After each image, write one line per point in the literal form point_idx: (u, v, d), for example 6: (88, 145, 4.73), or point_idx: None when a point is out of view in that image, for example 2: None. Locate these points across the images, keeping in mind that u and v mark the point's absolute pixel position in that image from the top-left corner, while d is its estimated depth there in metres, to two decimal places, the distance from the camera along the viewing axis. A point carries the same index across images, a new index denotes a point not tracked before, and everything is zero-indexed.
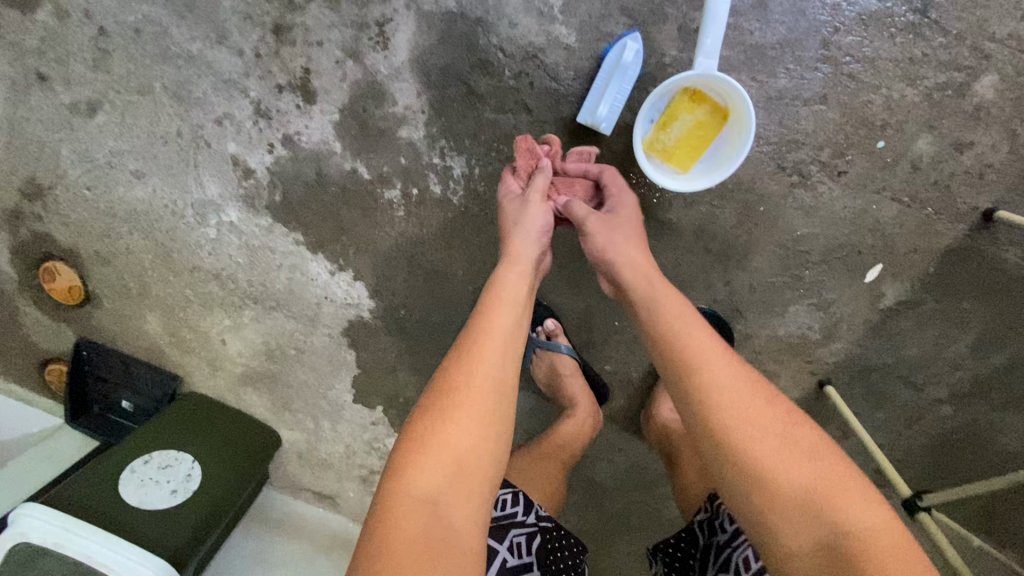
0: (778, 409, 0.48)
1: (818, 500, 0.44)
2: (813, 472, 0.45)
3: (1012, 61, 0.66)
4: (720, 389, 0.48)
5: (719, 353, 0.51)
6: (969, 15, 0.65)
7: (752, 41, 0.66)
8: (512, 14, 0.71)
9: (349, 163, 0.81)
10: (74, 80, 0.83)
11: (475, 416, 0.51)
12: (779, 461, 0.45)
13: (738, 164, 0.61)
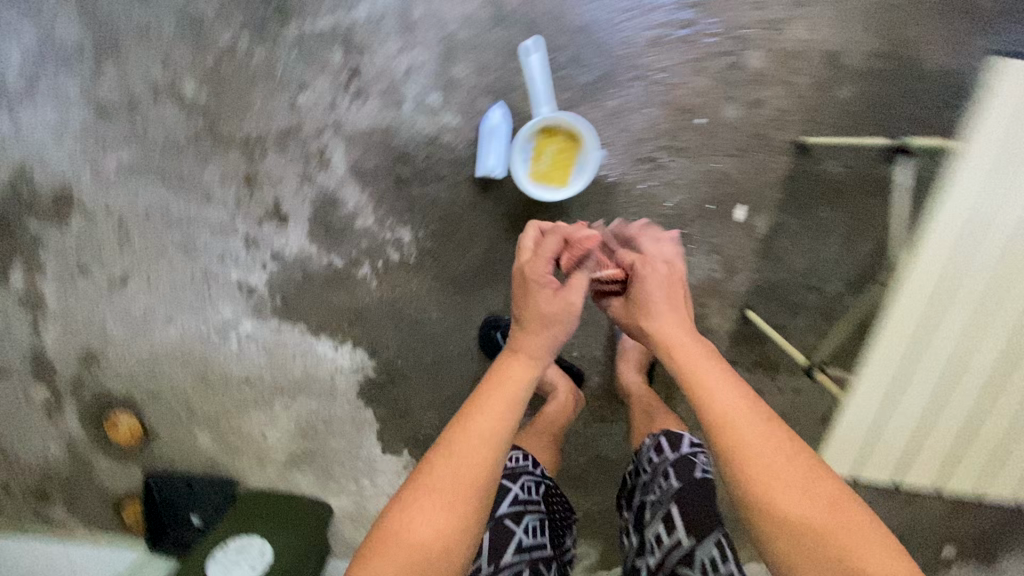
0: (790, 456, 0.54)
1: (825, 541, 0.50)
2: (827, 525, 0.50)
3: (770, 34, 0.88)
4: (746, 450, 0.54)
5: (757, 427, 0.55)
6: (727, 15, 0.88)
7: (582, 84, 0.90)
8: (410, 117, 0.93)
9: (325, 259, 1.03)
10: (103, 264, 1.06)
11: (448, 503, 0.56)
12: (791, 504, 0.51)
13: (594, 163, 0.85)
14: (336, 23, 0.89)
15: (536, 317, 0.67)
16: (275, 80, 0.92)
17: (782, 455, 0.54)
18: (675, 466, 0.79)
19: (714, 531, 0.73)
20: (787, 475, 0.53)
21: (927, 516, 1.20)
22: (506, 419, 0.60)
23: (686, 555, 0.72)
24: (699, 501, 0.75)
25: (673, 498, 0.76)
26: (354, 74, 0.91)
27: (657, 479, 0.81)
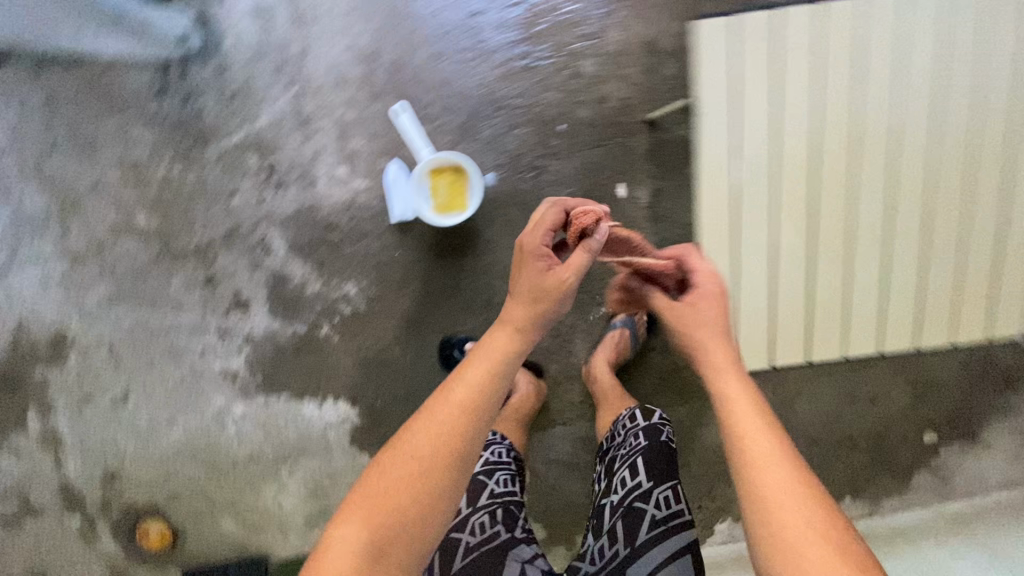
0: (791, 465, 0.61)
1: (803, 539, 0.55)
2: (810, 529, 0.56)
3: (594, 41, 1.05)
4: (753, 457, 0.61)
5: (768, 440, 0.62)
6: (555, 37, 1.05)
7: (457, 125, 1.08)
8: (326, 192, 1.10)
9: (290, 330, 1.18)
10: (106, 387, 1.21)
11: (424, 474, 0.61)
12: (782, 506, 0.57)
13: (479, 183, 1.01)
14: (245, 134, 1.07)
15: (532, 296, 0.72)
16: (210, 193, 1.10)
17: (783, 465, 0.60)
18: (643, 430, 1.00)
19: (669, 478, 0.94)
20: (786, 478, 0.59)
21: (895, 414, 1.28)
22: (485, 401, 0.65)
23: (644, 492, 0.93)
24: (657, 455, 0.96)
25: (639, 453, 0.97)
26: (271, 171, 1.09)
27: (628, 438, 1.01)
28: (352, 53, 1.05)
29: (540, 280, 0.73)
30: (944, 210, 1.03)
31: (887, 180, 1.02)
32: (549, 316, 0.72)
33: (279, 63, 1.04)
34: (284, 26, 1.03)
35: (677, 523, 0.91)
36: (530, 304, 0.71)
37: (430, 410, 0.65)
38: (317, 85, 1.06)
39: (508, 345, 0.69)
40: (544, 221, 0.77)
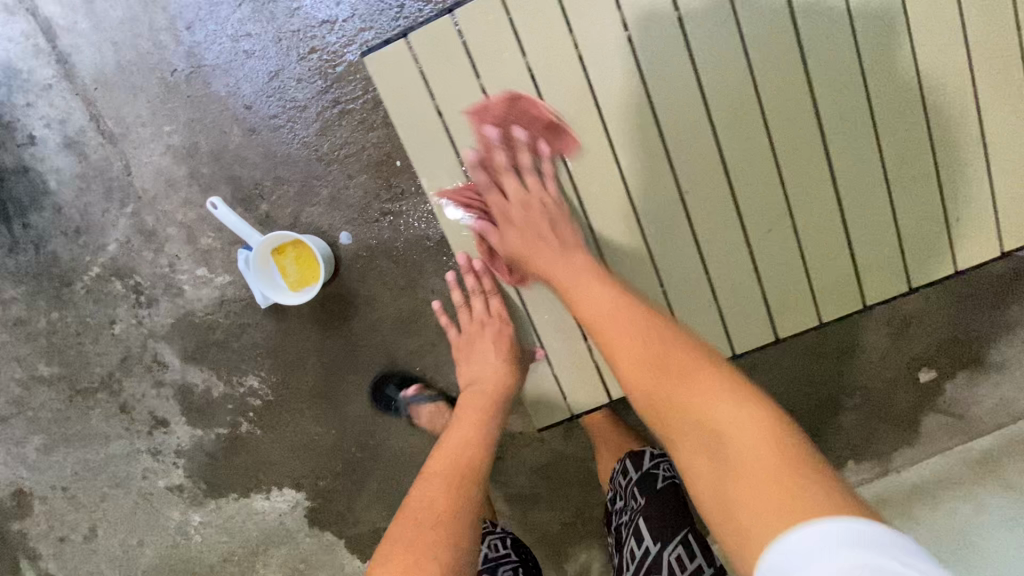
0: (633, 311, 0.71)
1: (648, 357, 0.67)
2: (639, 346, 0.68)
3: None
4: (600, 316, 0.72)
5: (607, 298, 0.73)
6: (358, 75, 0.97)
7: (294, 194, 1.02)
8: (195, 296, 1.08)
9: (213, 433, 1.17)
10: (74, 527, 1.24)
11: (436, 502, 0.70)
12: (624, 340, 0.69)
13: (317, 249, 0.95)
14: (101, 264, 1.06)
15: (501, 355, 0.87)
16: (92, 327, 1.10)
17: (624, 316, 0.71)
18: (637, 482, 0.94)
19: (674, 532, 0.86)
20: (651, 352, 0.67)
21: (874, 361, 1.11)
22: (476, 449, 0.79)
23: (654, 558, 0.86)
24: (660, 510, 0.89)
25: (641, 510, 0.90)
26: (138, 291, 1.08)
27: (627, 497, 0.95)
28: (169, 154, 1.02)
29: (499, 349, 0.87)
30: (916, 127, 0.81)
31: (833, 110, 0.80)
32: (506, 387, 0.86)
33: (105, 186, 1.03)
34: (97, 149, 1.01)
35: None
36: (495, 375, 0.87)
37: (438, 470, 0.75)
38: (149, 196, 1.03)
39: (485, 411, 0.85)
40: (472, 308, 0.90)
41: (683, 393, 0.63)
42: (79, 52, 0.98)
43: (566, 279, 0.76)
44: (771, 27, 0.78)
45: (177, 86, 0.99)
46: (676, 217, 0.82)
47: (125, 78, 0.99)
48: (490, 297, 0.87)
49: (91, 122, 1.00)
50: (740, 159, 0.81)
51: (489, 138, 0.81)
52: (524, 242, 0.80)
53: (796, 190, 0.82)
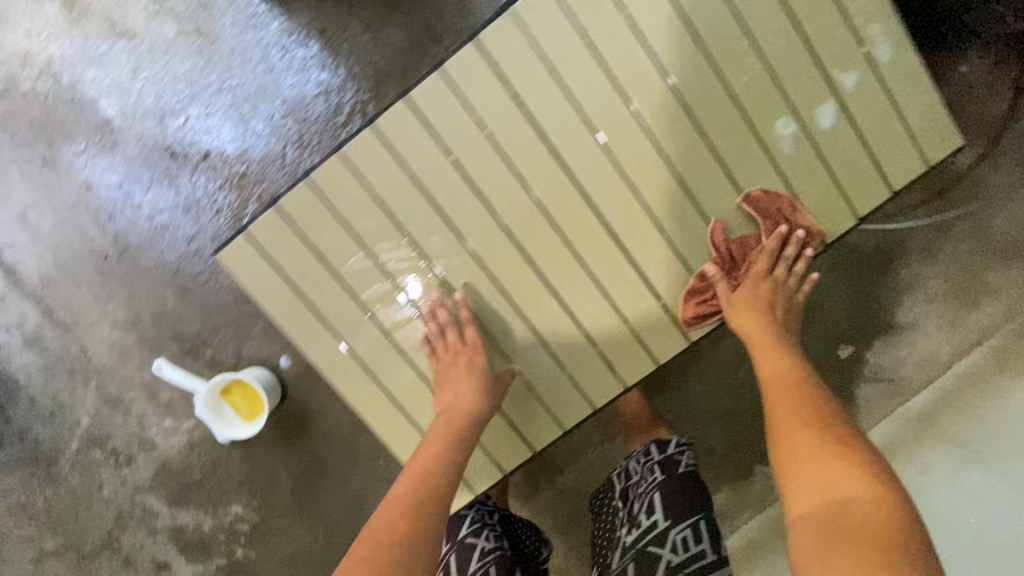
0: (806, 384, 0.74)
1: (800, 409, 0.70)
2: (795, 399, 0.72)
3: None
4: (769, 370, 0.76)
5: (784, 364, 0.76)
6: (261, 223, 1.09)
7: (233, 334, 1.13)
8: (168, 445, 1.18)
9: (213, 565, 1.24)
10: None
11: (396, 526, 0.66)
12: (776, 390, 0.74)
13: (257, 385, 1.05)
14: (79, 437, 1.17)
15: (474, 385, 0.80)
16: (84, 495, 1.20)
17: (797, 381, 0.74)
18: (659, 464, 0.95)
19: (688, 515, 0.87)
20: (802, 404, 0.71)
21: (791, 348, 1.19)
22: (441, 470, 0.74)
23: (660, 534, 0.87)
24: (679, 492, 0.90)
25: (657, 487, 0.91)
26: (116, 453, 1.18)
27: (645, 472, 0.96)
28: (117, 328, 1.14)
29: (471, 379, 0.80)
30: (733, 148, 0.81)
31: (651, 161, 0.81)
32: (480, 409, 0.79)
33: (68, 369, 1.14)
34: (55, 339, 1.13)
35: (697, 565, 0.83)
36: (468, 399, 0.79)
37: (400, 493, 0.71)
38: (107, 368, 1.15)
39: (453, 429, 0.78)
40: (447, 341, 0.82)
41: (821, 448, 0.65)
42: (23, 263, 1.12)
43: (759, 341, 0.78)
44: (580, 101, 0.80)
45: (112, 269, 1.12)
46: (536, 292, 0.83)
47: (66, 273, 1.12)
48: (465, 328, 0.82)
49: (44, 318, 1.13)
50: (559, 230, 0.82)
51: (794, 241, 0.82)
52: (754, 301, 0.81)
53: (637, 238, 0.83)
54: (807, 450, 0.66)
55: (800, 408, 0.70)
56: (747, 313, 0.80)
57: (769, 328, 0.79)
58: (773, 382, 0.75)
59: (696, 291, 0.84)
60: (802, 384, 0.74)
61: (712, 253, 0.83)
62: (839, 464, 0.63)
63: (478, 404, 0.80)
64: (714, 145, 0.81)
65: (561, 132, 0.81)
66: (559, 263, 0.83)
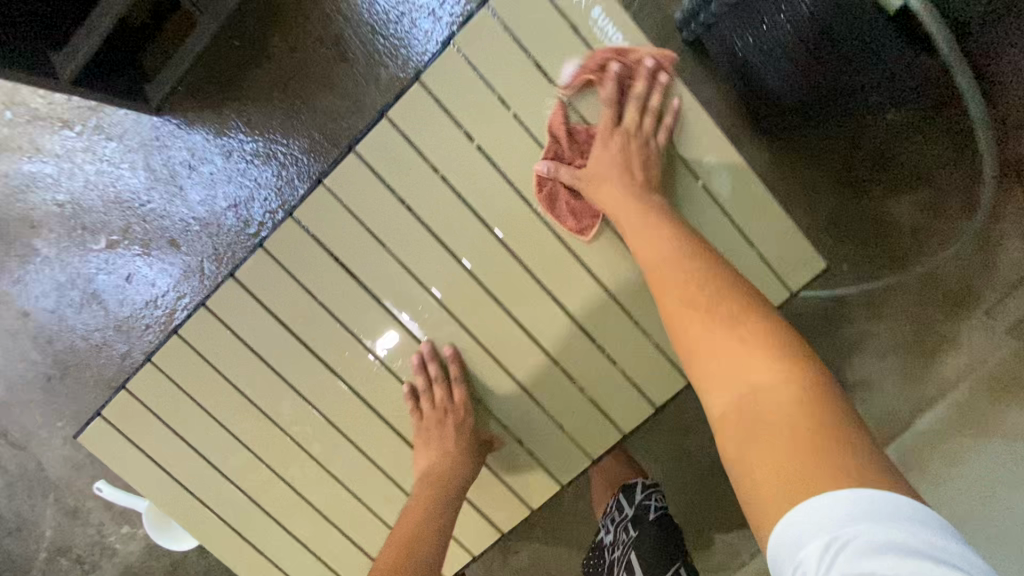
0: (682, 249, 0.61)
1: (688, 289, 0.59)
2: (677, 281, 0.60)
3: None
4: (643, 249, 0.62)
5: (653, 234, 0.62)
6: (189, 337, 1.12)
7: None
8: (128, 548, 1.21)
9: None
10: None
11: None
12: (659, 277, 0.61)
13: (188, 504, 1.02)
14: (46, 548, 1.22)
15: (465, 448, 0.67)
16: None
17: (671, 251, 0.61)
18: (630, 519, 0.89)
19: (671, 564, 0.82)
20: (686, 282, 0.59)
21: None
22: (433, 542, 0.64)
23: None
24: (655, 549, 0.83)
25: (633, 546, 0.85)
26: (81, 561, 1.22)
27: (618, 532, 0.89)
28: (69, 444, 1.17)
29: (462, 445, 0.67)
30: (598, 250, 0.66)
31: (496, 276, 0.66)
32: (468, 476, 0.68)
33: (28, 486, 1.19)
34: (13, 458, 1.18)
35: None
36: (458, 466, 0.67)
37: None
38: (63, 482, 1.18)
39: (441, 497, 0.67)
40: (434, 397, 0.67)
41: (722, 337, 0.56)
42: None
43: (635, 226, 0.62)
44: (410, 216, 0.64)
45: (56, 387, 1.15)
46: (380, 444, 0.69)
47: (15, 396, 1.16)
48: (455, 387, 0.67)
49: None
50: (438, 358, 0.68)
51: (636, 81, 0.64)
52: (610, 168, 0.63)
53: (494, 368, 0.69)
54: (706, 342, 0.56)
55: (687, 287, 0.59)
56: (606, 190, 0.63)
57: (632, 192, 0.63)
58: (651, 262, 0.62)
59: (549, 197, 0.65)
60: (681, 253, 0.61)
61: (548, 140, 0.64)
62: (743, 349, 0.54)
63: (468, 469, 0.68)
64: (570, 265, 0.66)
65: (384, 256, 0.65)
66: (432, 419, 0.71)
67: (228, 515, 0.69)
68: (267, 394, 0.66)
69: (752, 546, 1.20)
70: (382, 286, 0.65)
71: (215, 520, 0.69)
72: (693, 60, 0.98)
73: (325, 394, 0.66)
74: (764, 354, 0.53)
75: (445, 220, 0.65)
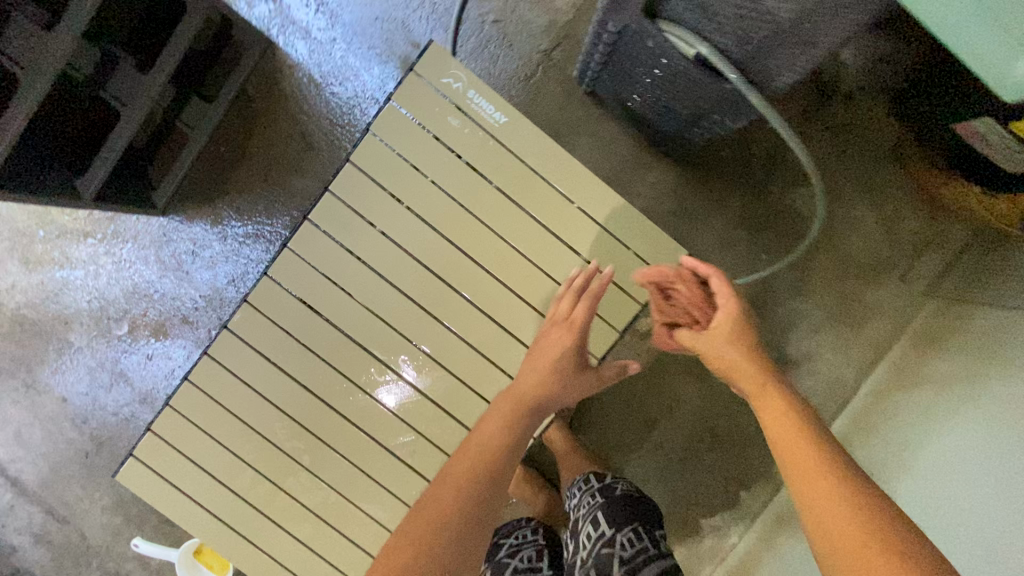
0: (819, 446, 0.65)
1: (822, 487, 0.61)
2: (811, 476, 0.62)
3: None
4: (775, 435, 0.68)
5: (793, 430, 0.67)
6: None
7: None
8: None
9: None
10: None
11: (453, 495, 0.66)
12: (790, 466, 0.65)
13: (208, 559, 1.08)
14: None
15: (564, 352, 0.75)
16: None
17: (811, 449, 0.64)
18: (599, 488, 0.98)
19: (631, 518, 0.93)
20: (814, 469, 0.62)
21: (694, 404, 1.26)
22: (503, 439, 0.71)
23: (608, 540, 0.91)
24: (620, 508, 0.94)
25: (599, 507, 0.95)
26: None
27: (585, 498, 0.99)
28: (108, 512, 1.31)
29: (560, 351, 0.75)
30: (513, 267, 0.81)
31: (432, 299, 0.80)
32: (552, 398, 0.75)
33: (74, 556, 1.31)
34: (59, 531, 1.31)
35: (647, 560, 0.89)
36: (550, 376, 0.75)
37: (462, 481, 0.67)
38: (105, 547, 1.31)
39: (520, 408, 0.73)
40: (558, 310, 0.78)
41: (864, 550, 0.56)
42: (24, 473, 1.30)
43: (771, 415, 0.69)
44: (355, 263, 0.79)
45: (93, 461, 1.30)
46: (359, 456, 0.80)
47: (58, 474, 1.31)
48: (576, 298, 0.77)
49: (46, 516, 1.31)
50: (397, 373, 0.80)
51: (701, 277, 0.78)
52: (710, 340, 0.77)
53: (446, 379, 0.81)
54: (838, 543, 0.58)
55: (822, 484, 0.61)
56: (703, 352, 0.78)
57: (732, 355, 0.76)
58: (784, 448, 0.66)
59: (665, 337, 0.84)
60: (816, 449, 0.64)
61: (455, 180, 0.79)
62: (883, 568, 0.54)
63: (567, 372, 0.76)
64: (493, 283, 0.81)
65: (337, 294, 0.79)
66: (393, 434, 0.81)
67: (239, 531, 0.81)
68: (260, 424, 0.80)
69: (738, 525, 1.29)
70: (342, 318, 0.79)
71: (229, 538, 0.81)
72: (593, 106, 1.18)
73: (311, 413, 0.80)
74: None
75: (383, 258, 0.79)
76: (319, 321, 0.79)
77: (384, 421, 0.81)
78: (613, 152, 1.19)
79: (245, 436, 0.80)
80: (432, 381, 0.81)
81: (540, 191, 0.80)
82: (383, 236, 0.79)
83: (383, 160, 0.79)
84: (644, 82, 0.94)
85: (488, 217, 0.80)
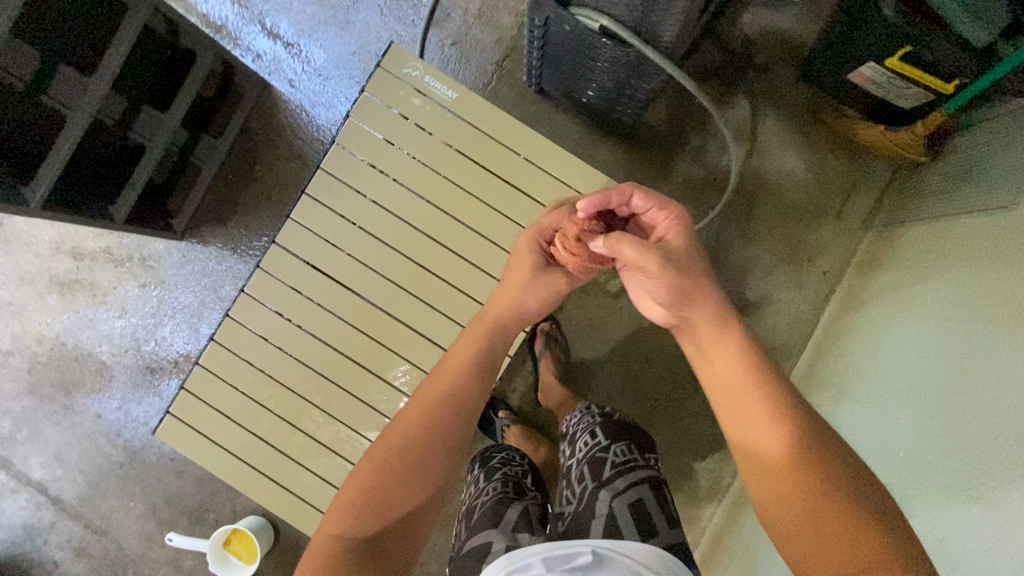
0: (727, 341, 0.76)
1: (727, 374, 0.75)
2: (720, 370, 0.76)
3: None
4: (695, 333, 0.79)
5: (706, 330, 0.78)
6: None
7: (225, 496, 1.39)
8: None
9: None
10: None
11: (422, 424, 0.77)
12: (705, 359, 0.78)
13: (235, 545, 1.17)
14: None
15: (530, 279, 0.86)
16: None
17: (718, 347, 0.77)
18: (599, 411, 1.05)
19: (626, 433, 0.98)
20: (720, 358, 0.76)
21: (671, 353, 1.38)
22: (467, 376, 0.81)
23: (604, 446, 0.95)
24: (615, 424, 1.00)
25: (596, 423, 1.01)
26: None
27: (585, 419, 1.05)
28: (141, 519, 1.40)
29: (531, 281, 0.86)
30: (479, 216, 0.96)
31: (414, 251, 0.95)
32: (515, 323, 0.87)
33: (111, 566, 1.39)
34: (98, 543, 1.40)
35: (639, 467, 0.91)
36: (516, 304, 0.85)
37: (435, 404, 0.78)
38: (140, 553, 1.39)
39: (487, 340, 0.84)
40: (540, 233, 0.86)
41: (754, 413, 0.71)
42: (64, 490, 1.41)
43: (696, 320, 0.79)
44: (349, 227, 0.95)
45: (128, 472, 1.41)
46: (365, 391, 0.93)
47: (95, 487, 1.41)
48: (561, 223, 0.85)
49: (84, 529, 1.40)
50: (392, 316, 0.94)
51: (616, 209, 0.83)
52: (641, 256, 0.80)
53: (433, 318, 0.95)
54: (735, 412, 0.73)
55: (726, 372, 0.75)
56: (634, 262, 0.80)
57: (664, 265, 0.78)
58: (697, 344, 0.79)
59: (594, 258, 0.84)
60: (722, 343, 0.77)
61: (423, 150, 0.96)
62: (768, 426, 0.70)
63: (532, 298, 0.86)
64: (464, 231, 0.96)
65: (335, 254, 0.94)
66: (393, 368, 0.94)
67: (265, 473, 0.92)
68: (278, 372, 0.93)
69: (729, 466, 1.37)
70: (342, 275, 0.94)
71: (256, 480, 0.92)
72: (544, 102, 1.38)
73: (320, 358, 0.93)
74: (786, 438, 0.68)
75: (370, 222, 0.95)
76: (323, 279, 0.94)
77: (384, 358, 0.94)
78: (565, 139, 1.38)
79: (266, 385, 0.92)
80: (422, 321, 0.94)
81: (494, 152, 0.97)
82: (370, 201, 0.95)
83: (364, 140, 0.96)
84: (574, 66, 1.13)
85: (454, 178, 0.96)
